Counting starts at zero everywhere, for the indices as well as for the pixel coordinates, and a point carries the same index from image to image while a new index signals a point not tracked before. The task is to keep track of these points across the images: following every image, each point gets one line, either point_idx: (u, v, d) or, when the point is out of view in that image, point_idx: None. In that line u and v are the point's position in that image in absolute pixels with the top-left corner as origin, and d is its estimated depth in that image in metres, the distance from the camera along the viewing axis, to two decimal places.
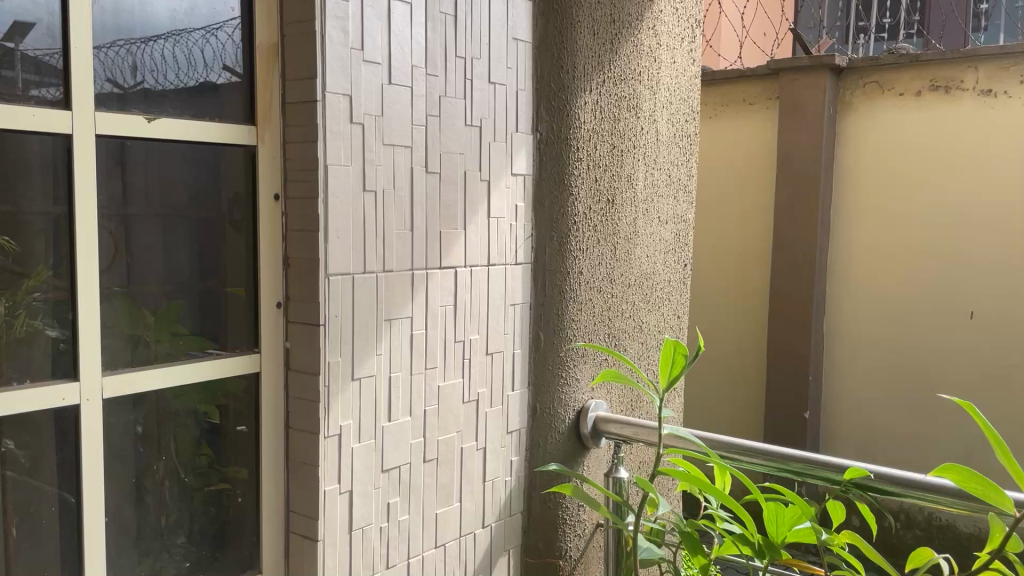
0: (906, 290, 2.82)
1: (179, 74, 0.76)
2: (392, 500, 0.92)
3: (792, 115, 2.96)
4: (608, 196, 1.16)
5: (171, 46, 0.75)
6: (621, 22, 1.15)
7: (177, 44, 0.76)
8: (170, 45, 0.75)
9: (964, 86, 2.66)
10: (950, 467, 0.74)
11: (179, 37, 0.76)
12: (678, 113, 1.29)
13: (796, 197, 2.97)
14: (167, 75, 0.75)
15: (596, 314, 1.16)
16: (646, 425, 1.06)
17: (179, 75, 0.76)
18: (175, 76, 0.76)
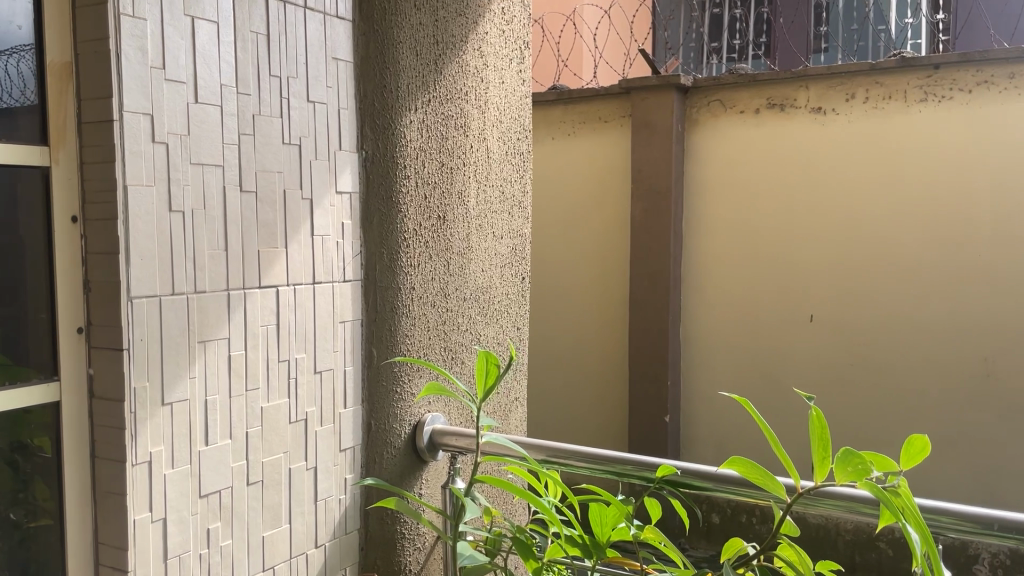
0: (753, 293, 3.09)
1: (22, 91, 0.78)
2: (212, 526, 0.90)
3: (644, 132, 3.14)
4: (439, 212, 1.17)
5: (13, 63, 0.77)
6: (444, 43, 1.17)
7: (19, 61, 0.77)
8: (11, 60, 0.77)
9: (797, 104, 2.93)
10: (735, 460, 0.79)
11: (20, 53, 0.77)
12: (509, 131, 1.33)
13: (651, 210, 3.16)
14: (9, 93, 0.77)
15: (430, 329, 1.17)
16: (466, 434, 1.12)
17: (21, 93, 0.78)
18: (18, 94, 0.77)
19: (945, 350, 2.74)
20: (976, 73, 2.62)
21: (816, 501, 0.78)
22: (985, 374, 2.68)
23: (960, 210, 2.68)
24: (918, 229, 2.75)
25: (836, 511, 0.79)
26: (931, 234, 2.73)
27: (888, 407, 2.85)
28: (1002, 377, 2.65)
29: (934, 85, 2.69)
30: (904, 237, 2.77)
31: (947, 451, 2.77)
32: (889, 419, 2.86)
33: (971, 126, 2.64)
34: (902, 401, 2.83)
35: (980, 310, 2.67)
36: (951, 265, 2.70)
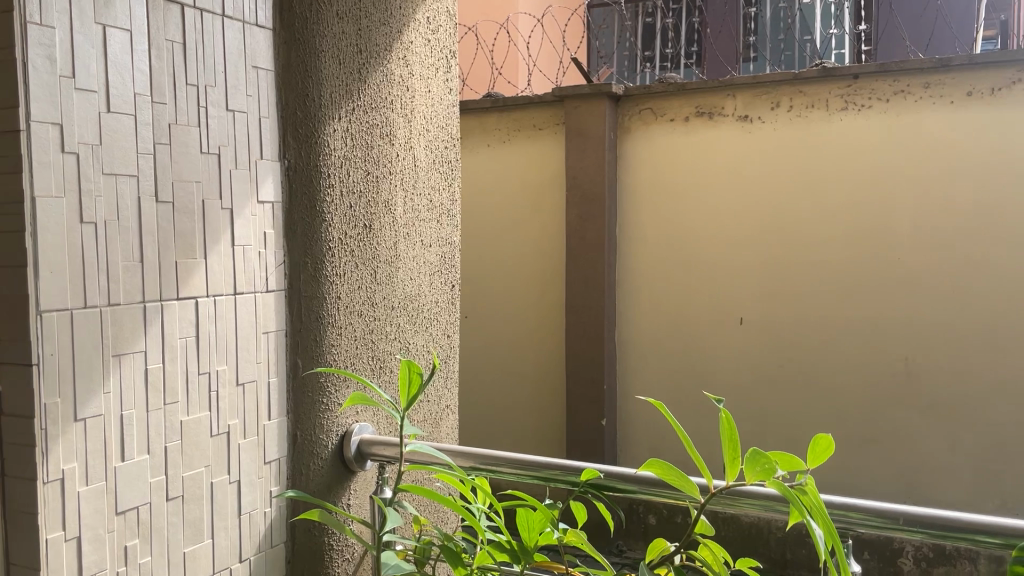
0: (685, 298, 3.15)
1: None
2: (130, 543, 0.88)
3: (577, 140, 3.18)
4: (365, 221, 1.17)
5: None
6: (368, 52, 1.17)
7: None
8: None
9: (725, 113, 3.00)
10: (654, 462, 0.81)
11: None
12: (436, 140, 1.33)
13: (585, 216, 3.20)
14: None
15: (357, 338, 1.16)
16: (389, 442, 1.13)
17: None
18: None
19: (868, 350, 2.84)
20: (893, 83, 2.73)
21: (731, 502, 0.80)
22: (906, 372, 2.79)
23: (880, 215, 2.78)
24: (841, 234, 2.84)
25: (754, 511, 0.81)
26: (854, 238, 2.82)
27: (816, 406, 2.93)
28: (921, 376, 2.76)
29: (854, 94, 2.79)
30: (828, 241, 2.86)
31: (872, 448, 2.87)
32: (817, 418, 2.94)
33: (890, 134, 2.75)
34: (828, 400, 2.92)
35: (900, 311, 2.78)
36: (872, 268, 2.80)
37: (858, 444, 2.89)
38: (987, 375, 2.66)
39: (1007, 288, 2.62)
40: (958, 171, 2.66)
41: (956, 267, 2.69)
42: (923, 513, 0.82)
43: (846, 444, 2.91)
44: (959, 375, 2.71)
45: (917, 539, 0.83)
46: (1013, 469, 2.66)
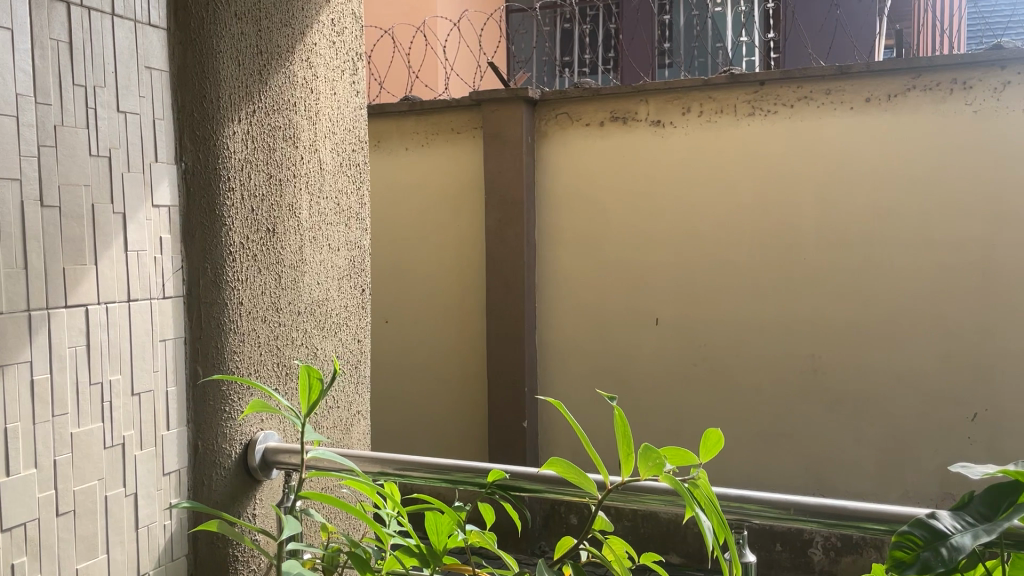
0: (603, 300, 3.19)
1: None
2: (17, 561, 0.85)
3: (495, 144, 3.20)
4: (268, 225, 1.14)
5: None
6: (269, 53, 1.15)
7: None
8: None
9: (638, 118, 3.06)
10: (554, 461, 0.82)
11: None
12: (342, 143, 1.32)
13: (504, 220, 3.21)
14: None
15: (261, 344, 1.13)
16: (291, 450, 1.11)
17: None
18: None
19: (777, 348, 2.93)
20: (797, 89, 2.83)
21: (631, 498, 0.81)
22: (813, 368, 2.89)
23: (787, 217, 2.88)
24: (750, 235, 2.93)
25: (658, 506, 0.81)
26: (762, 240, 2.92)
27: (730, 404, 3.01)
28: (826, 371, 2.87)
29: (761, 100, 2.88)
30: (738, 243, 2.95)
31: (783, 443, 2.95)
32: (731, 415, 3.02)
33: (795, 139, 2.85)
34: (741, 397, 3.00)
35: (806, 310, 2.88)
36: (780, 268, 2.90)
37: (770, 439, 2.97)
38: (888, 369, 2.79)
39: (905, 286, 2.74)
40: (858, 174, 2.78)
41: (858, 266, 2.80)
42: (814, 502, 0.85)
43: (758, 439, 2.99)
44: (862, 370, 2.82)
45: (811, 528, 0.86)
46: (913, 460, 2.78)
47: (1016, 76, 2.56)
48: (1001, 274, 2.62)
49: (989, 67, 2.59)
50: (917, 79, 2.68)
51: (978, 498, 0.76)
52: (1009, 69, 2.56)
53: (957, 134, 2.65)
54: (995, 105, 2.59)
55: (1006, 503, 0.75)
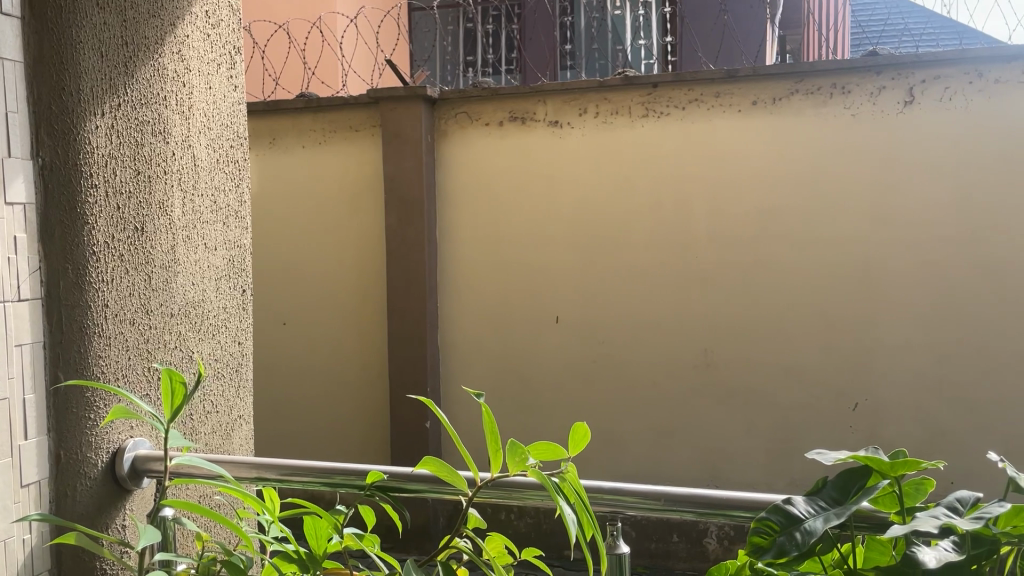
0: (505, 299, 3.20)
1: None
2: None
3: (394, 142, 3.17)
4: (137, 224, 1.09)
5: None
6: (136, 44, 1.10)
7: None
8: None
9: (536, 118, 3.09)
10: (428, 460, 0.81)
11: None
12: (218, 139, 1.28)
13: (404, 218, 3.18)
14: None
15: (130, 348, 1.07)
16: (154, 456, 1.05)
17: None
18: None
19: (673, 344, 3.00)
20: (688, 91, 2.91)
21: (504, 495, 0.81)
22: (707, 363, 2.97)
23: (680, 216, 2.96)
24: (646, 234, 3.00)
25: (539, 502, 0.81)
26: (657, 238, 2.99)
27: (629, 399, 3.07)
28: (719, 366, 2.96)
29: (654, 102, 2.95)
30: (634, 241, 3.01)
31: (678, 436, 3.03)
32: (630, 411, 3.08)
33: (687, 140, 2.93)
34: (638, 392, 3.06)
35: (700, 306, 2.96)
36: (674, 266, 2.98)
37: (666, 433, 3.04)
38: (776, 362, 2.90)
39: (791, 282, 2.86)
40: (746, 174, 2.88)
41: (747, 263, 2.90)
42: (687, 492, 0.87)
43: (656, 433, 3.05)
44: (752, 364, 2.92)
45: (687, 518, 0.88)
46: (800, 449, 2.90)
47: (889, 81, 2.71)
48: (878, 269, 2.77)
49: (864, 73, 2.73)
50: (800, 83, 2.79)
51: (831, 484, 0.80)
52: (883, 75, 2.71)
53: (837, 136, 2.78)
54: (871, 108, 2.73)
55: (855, 487, 0.79)
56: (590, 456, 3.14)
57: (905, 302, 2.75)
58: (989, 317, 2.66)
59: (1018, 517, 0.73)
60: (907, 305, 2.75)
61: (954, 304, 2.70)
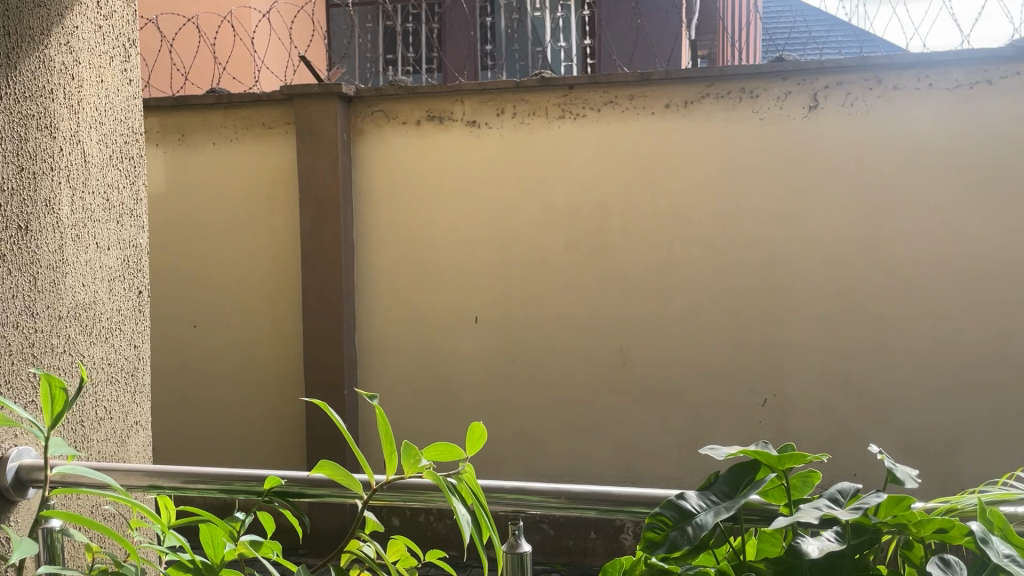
0: (423, 299, 3.18)
1: None
2: None
3: (308, 140, 3.11)
4: (19, 223, 1.03)
5: None
6: (19, 34, 1.04)
7: None
8: None
9: (454, 117, 3.08)
10: (325, 465, 0.80)
11: None
12: (111, 135, 1.23)
13: (319, 217, 3.13)
14: None
15: (13, 353, 1.02)
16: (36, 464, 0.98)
17: None
18: None
19: (590, 343, 3.04)
20: (603, 94, 2.95)
21: (407, 497, 0.80)
22: (622, 361, 3.01)
23: (596, 217, 2.99)
24: (563, 234, 3.03)
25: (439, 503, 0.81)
26: (574, 238, 3.02)
27: (546, 398, 3.09)
28: (634, 364, 3.00)
29: (570, 104, 2.98)
30: (552, 241, 3.04)
31: (595, 434, 3.06)
32: (548, 410, 3.10)
33: (603, 142, 2.96)
34: (556, 391, 3.08)
35: (615, 305, 3.00)
36: (591, 266, 3.01)
37: (583, 432, 3.07)
38: (689, 360, 2.96)
39: (703, 281, 2.92)
40: (660, 176, 2.93)
41: (662, 263, 2.95)
42: (588, 489, 0.89)
43: (573, 431, 3.08)
44: (666, 362, 2.98)
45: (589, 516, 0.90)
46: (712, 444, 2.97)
47: (795, 87, 2.79)
48: (785, 269, 2.86)
49: (772, 78, 2.81)
50: (710, 87, 2.86)
51: (723, 478, 0.82)
52: (789, 80, 2.79)
53: (746, 139, 2.85)
54: (778, 113, 2.82)
55: (745, 481, 0.81)
56: (509, 456, 3.15)
57: (811, 300, 2.84)
58: (889, 314, 2.78)
59: (901, 506, 0.74)
60: (814, 304, 2.84)
61: (856, 302, 2.81)
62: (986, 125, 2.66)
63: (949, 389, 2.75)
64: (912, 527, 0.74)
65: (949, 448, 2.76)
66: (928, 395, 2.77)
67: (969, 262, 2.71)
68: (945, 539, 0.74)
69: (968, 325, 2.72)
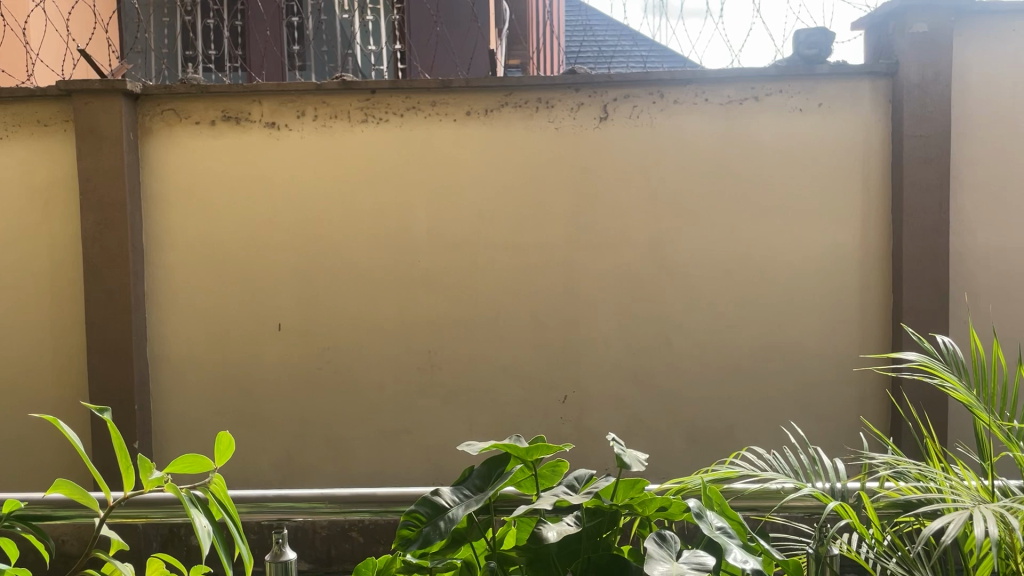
0: (222, 306, 3.06)
1: None
2: None
3: (89, 139, 2.91)
4: None
5: None
6: None
7: None
8: None
9: (251, 118, 3.00)
10: (60, 483, 0.80)
11: None
12: None
13: (103, 222, 2.93)
14: None
15: None
16: None
17: None
18: None
19: (397, 347, 3.04)
20: (405, 99, 2.97)
21: (167, 514, 0.84)
22: (429, 365, 3.04)
23: (401, 222, 3.01)
24: (368, 238, 3.02)
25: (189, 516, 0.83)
26: (378, 243, 3.02)
27: (354, 404, 3.06)
28: (441, 367, 3.04)
29: (372, 108, 2.98)
30: (356, 246, 3.02)
31: (404, 438, 3.06)
32: (355, 417, 3.07)
33: (405, 147, 2.98)
34: (364, 396, 3.06)
35: (421, 309, 3.03)
36: (395, 270, 3.02)
37: (391, 437, 3.06)
38: (494, 362, 3.03)
39: (505, 284, 3.01)
40: (461, 181, 2.99)
41: (466, 267, 3.01)
42: (360, 492, 0.94)
43: (381, 437, 3.07)
44: (472, 364, 3.03)
45: (362, 518, 0.94)
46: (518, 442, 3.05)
47: (587, 98, 2.94)
48: (581, 271, 2.99)
49: (565, 89, 2.94)
50: (509, 96, 2.95)
51: (475, 473, 0.85)
52: (581, 92, 2.93)
53: (543, 147, 2.96)
54: (572, 123, 2.95)
55: (495, 473, 0.85)
56: (316, 466, 3.08)
57: (604, 300, 2.99)
58: (675, 312, 2.98)
59: (635, 488, 0.81)
60: (608, 304, 3.00)
61: (646, 302, 2.99)
62: (754, 138, 2.92)
63: (728, 381, 2.99)
64: (639, 507, 0.81)
65: (730, 435, 3.00)
66: (710, 387, 2.99)
67: (742, 263, 2.96)
68: (668, 516, 0.82)
69: (743, 321, 2.97)
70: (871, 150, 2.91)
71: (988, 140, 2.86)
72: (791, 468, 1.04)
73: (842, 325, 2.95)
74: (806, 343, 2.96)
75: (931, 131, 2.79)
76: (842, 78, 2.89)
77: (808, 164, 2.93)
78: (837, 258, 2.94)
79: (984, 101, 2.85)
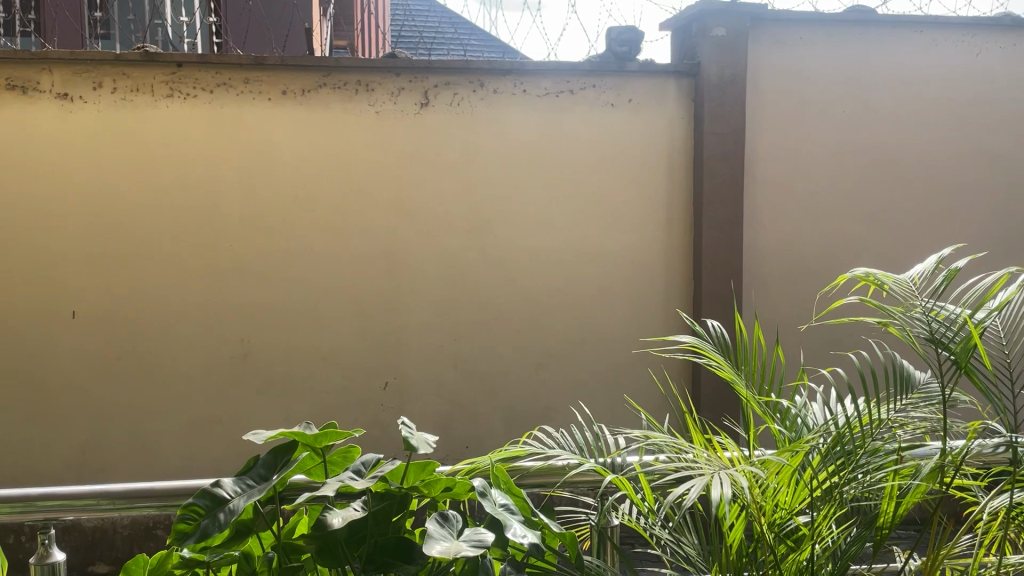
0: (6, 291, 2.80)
1: None
2: None
3: None
4: None
5: None
6: None
7: None
8: None
9: (40, 88, 2.75)
10: None
11: None
12: None
13: None
14: None
15: None
16: None
17: None
18: None
19: (207, 334, 2.90)
20: (216, 74, 2.83)
21: None
22: (242, 353, 2.92)
23: (210, 203, 2.87)
24: (174, 220, 2.86)
25: None
26: (185, 225, 2.86)
27: (160, 395, 2.90)
28: (254, 355, 2.93)
29: (178, 82, 2.81)
30: (161, 228, 2.85)
31: (215, 429, 2.93)
32: (161, 409, 2.90)
33: (214, 125, 2.85)
34: (170, 387, 2.90)
35: (232, 295, 2.90)
36: (205, 254, 2.88)
37: (200, 428, 2.92)
38: (311, 349, 2.96)
39: (322, 269, 2.94)
40: (275, 162, 2.89)
41: (281, 252, 2.92)
42: (144, 484, 0.90)
43: (190, 429, 2.92)
44: (286, 352, 2.95)
45: (149, 511, 0.90)
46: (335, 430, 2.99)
47: (407, 83, 2.92)
48: (401, 257, 2.98)
49: (385, 73, 2.91)
50: (327, 77, 2.88)
51: (260, 461, 0.83)
52: (401, 76, 2.91)
53: (362, 130, 2.92)
54: (392, 107, 2.92)
55: (282, 461, 0.83)
56: (117, 462, 2.89)
57: (423, 286, 3.00)
58: (493, 298, 3.03)
59: (426, 471, 0.82)
60: (427, 290, 3.00)
61: (465, 288, 3.02)
62: (568, 129, 3.02)
63: (544, 364, 3.08)
64: (426, 489, 0.82)
65: (545, 416, 3.09)
66: (527, 370, 3.07)
67: (557, 250, 3.05)
68: (455, 496, 0.84)
69: (558, 306, 3.07)
70: (674, 144, 3.08)
71: (776, 140, 3.11)
72: (578, 444, 1.11)
73: (648, 310, 3.12)
74: (617, 327, 3.11)
75: (726, 129, 3.00)
76: (649, 76, 3.05)
77: (617, 156, 3.06)
78: (644, 247, 3.10)
79: (773, 103, 3.10)
